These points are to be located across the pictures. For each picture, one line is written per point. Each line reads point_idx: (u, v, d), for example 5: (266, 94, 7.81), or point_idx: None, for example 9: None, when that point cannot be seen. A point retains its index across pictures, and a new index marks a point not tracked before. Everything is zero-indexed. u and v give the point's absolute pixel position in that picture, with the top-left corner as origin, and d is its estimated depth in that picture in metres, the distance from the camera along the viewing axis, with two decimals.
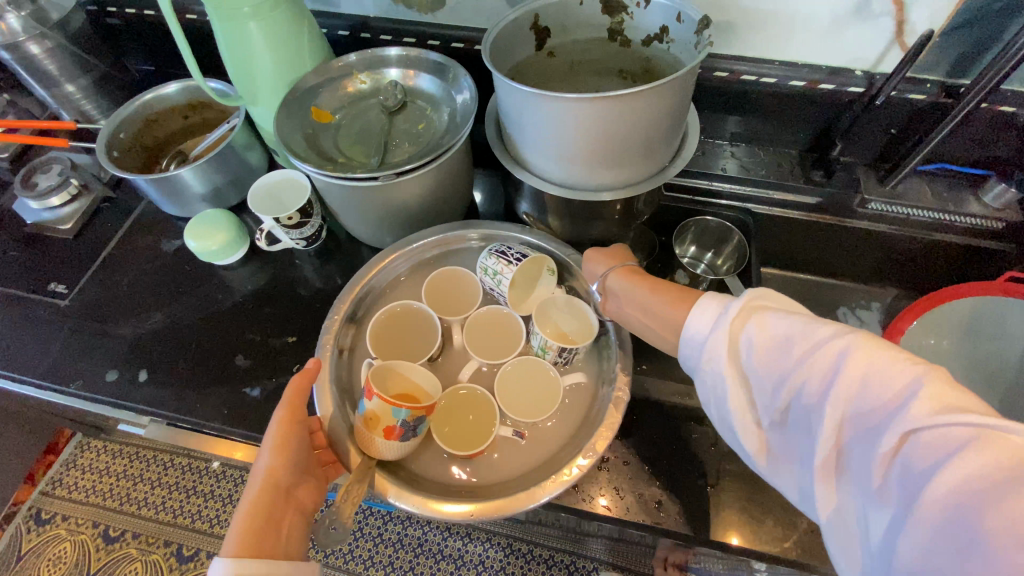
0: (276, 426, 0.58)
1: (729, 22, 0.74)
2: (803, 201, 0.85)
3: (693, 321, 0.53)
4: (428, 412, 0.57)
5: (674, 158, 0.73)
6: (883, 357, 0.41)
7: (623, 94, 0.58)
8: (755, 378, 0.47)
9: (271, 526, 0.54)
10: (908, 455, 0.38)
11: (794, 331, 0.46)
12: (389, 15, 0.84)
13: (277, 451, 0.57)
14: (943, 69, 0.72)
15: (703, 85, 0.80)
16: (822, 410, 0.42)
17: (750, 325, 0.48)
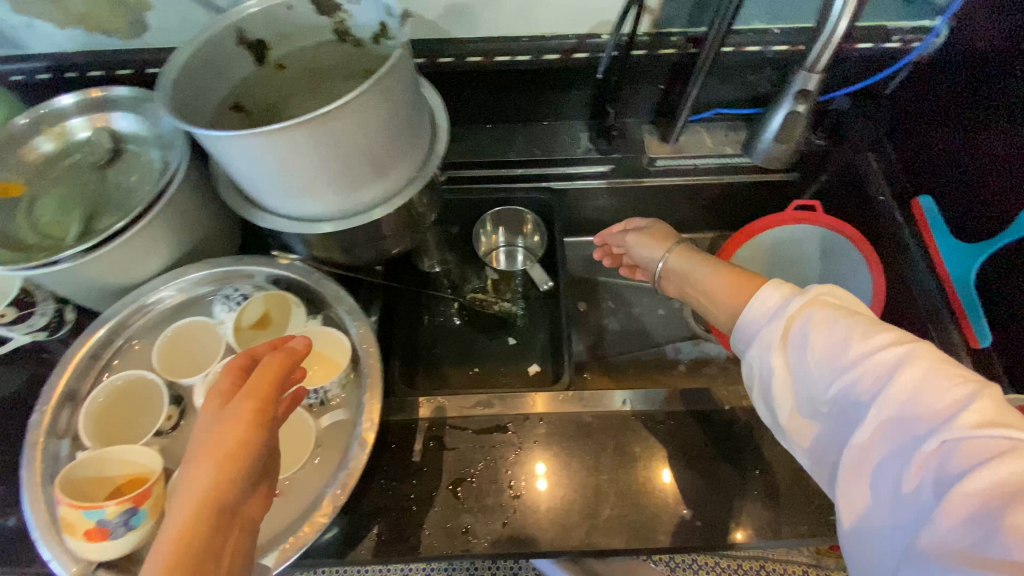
0: (235, 420, 0.43)
1: (464, 4, 0.69)
2: (595, 171, 0.85)
3: (766, 307, 0.53)
4: (145, 498, 0.50)
5: (423, 168, 0.67)
6: (947, 368, 0.42)
7: (296, 122, 0.51)
8: (807, 369, 0.49)
9: (206, 552, 0.38)
10: (945, 457, 0.39)
11: (852, 330, 0.47)
12: (90, 47, 0.72)
13: (220, 455, 0.41)
14: (682, 21, 0.71)
15: (463, 73, 0.75)
16: (870, 407, 0.44)
17: (817, 319, 0.49)
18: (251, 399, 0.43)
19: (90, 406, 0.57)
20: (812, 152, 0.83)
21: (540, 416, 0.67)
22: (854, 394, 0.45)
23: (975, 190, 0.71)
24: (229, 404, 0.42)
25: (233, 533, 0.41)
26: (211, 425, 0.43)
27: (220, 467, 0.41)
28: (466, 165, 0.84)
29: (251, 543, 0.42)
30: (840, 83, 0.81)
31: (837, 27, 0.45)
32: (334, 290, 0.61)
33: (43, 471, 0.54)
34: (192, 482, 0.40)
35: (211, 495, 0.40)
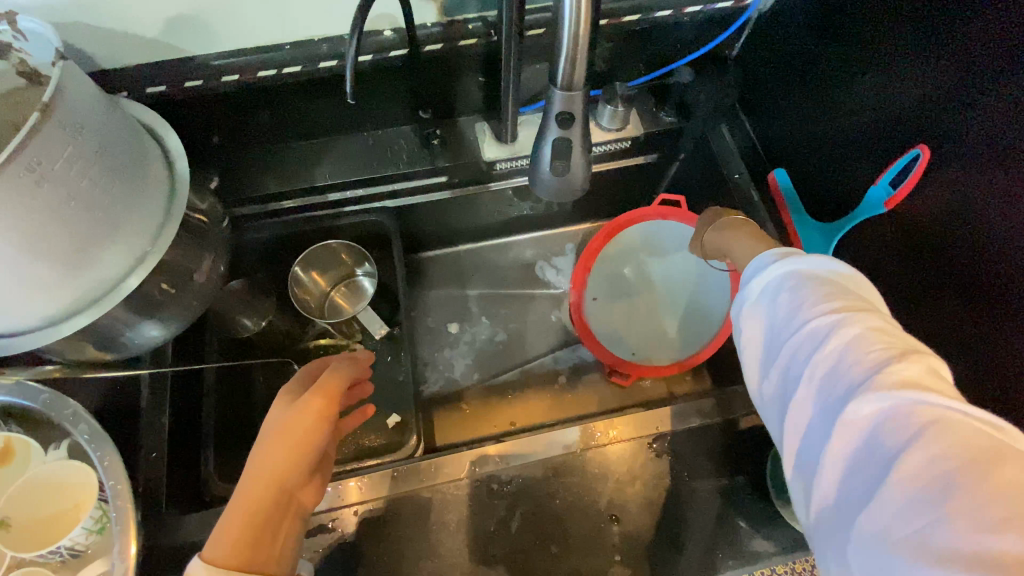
0: (306, 414, 0.51)
1: (188, 15, 0.54)
2: (430, 183, 0.74)
3: (756, 274, 0.49)
4: None
5: (159, 235, 0.52)
6: (883, 333, 0.39)
7: None
8: (771, 335, 0.45)
9: (261, 535, 0.46)
10: (879, 430, 0.36)
11: (813, 296, 0.43)
12: None
13: (292, 442, 0.50)
14: (474, 4, 0.59)
15: (225, 96, 0.61)
16: (813, 375, 0.40)
17: (786, 284, 0.45)
18: (321, 394, 0.52)
19: None
20: (664, 131, 0.74)
21: (371, 502, 0.57)
22: (801, 362, 0.42)
23: (830, 159, 0.63)
24: (301, 398, 0.51)
25: (288, 515, 0.49)
26: (295, 416, 0.50)
27: (281, 455, 0.49)
28: (265, 198, 0.69)
29: (301, 523, 0.51)
30: (681, 50, 0.71)
31: (581, 29, 0.33)
32: (69, 409, 0.49)
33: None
34: (261, 465, 0.48)
35: (270, 477, 0.48)
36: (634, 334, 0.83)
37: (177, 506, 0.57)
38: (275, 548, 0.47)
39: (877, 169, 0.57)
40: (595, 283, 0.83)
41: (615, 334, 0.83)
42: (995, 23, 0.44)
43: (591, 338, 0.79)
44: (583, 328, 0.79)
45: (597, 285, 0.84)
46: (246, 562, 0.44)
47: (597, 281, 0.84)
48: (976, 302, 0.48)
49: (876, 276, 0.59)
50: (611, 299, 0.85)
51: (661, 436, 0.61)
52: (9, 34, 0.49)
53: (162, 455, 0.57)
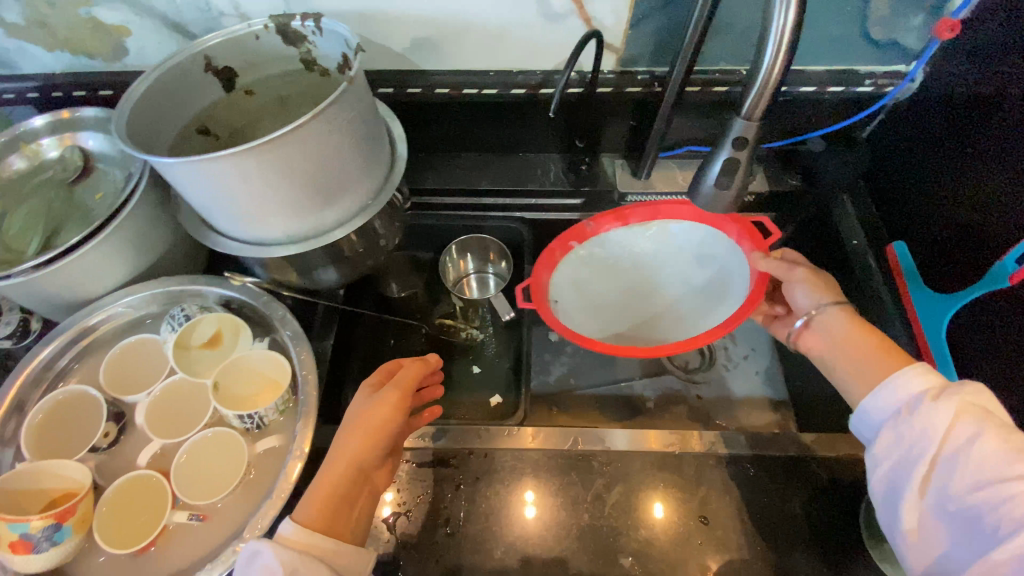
0: (382, 406, 0.55)
1: (429, 37, 0.69)
2: (566, 204, 0.85)
3: (882, 399, 0.48)
4: (67, 516, 0.51)
5: (377, 195, 0.66)
6: None
7: (239, 150, 0.51)
8: (946, 483, 0.43)
9: (341, 507, 0.52)
10: None
11: (1005, 452, 0.41)
12: (78, 69, 0.75)
13: (368, 432, 0.54)
14: (647, 59, 0.71)
15: (429, 104, 0.76)
16: (1013, 537, 0.39)
17: (959, 424, 0.43)
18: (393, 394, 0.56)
19: (27, 427, 0.57)
20: (789, 192, 0.81)
21: (485, 451, 0.65)
22: (991, 518, 0.40)
23: (953, 236, 0.67)
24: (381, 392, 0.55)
25: (356, 504, 0.53)
26: (364, 412, 0.55)
27: (354, 452, 0.54)
28: (435, 191, 0.83)
29: (374, 502, 0.56)
30: (817, 123, 0.80)
31: (772, 73, 0.44)
32: (279, 312, 0.62)
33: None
34: (341, 447, 0.54)
35: (336, 467, 0.53)
36: (637, 324, 0.76)
37: (325, 417, 0.67)
38: (352, 523, 0.52)
39: (999, 252, 0.61)
40: (559, 279, 0.71)
41: (665, 229, 0.72)
42: None
43: (737, 223, 0.67)
44: (592, 228, 0.71)
45: (637, 244, 0.74)
46: (327, 530, 0.51)
47: (715, 249, 0.71)
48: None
49: (999, 347, 0.61)
50: (616, 274, 0.76)
51: (752, 459, 0.65)
52: (311, 27, 0.64)
53: (322, 372, 0.68)
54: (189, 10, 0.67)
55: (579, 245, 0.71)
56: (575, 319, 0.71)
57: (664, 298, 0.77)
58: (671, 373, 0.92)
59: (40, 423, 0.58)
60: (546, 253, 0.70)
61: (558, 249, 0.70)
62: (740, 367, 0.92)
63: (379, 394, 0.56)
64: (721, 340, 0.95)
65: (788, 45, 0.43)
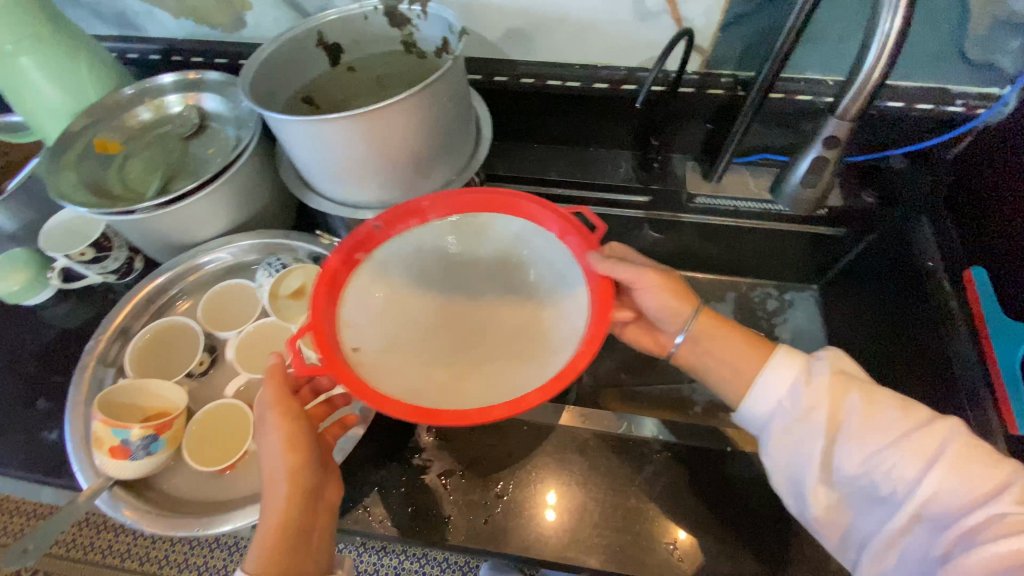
0: (271, 431, 0.51)
1: (523, 28, 0.73)
2: (632, 199, 0.85)
3: (755, 393, 0.55)
4: (165, 430, 0.56)
5: (462, 170, 0.71)
6: (965, 455, 0.45)
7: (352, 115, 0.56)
8: (841, 459, 0.49)
9: (297, 539, 0.48)
10: (975, 534, 0.42)
11: (886, 418, 0.48)
12: (198, 37, 0.82)
13: (296, 453, 0.51)
14: (733, 63, 0.73)
15: (513, 92, 0.79)
16: (905, 495, 0.46)
17: (851, 397, 0.50)
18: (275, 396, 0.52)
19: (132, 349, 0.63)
20: (862, 209, 0.82)
21: (535, 424, 0.69)
22: (884, 481, 0.47)
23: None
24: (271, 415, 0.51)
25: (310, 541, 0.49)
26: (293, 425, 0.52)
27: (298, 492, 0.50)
28: (508, 178, 0.87)
29: (332, 522, 0.52)
30: (897, 141, 0.80)
31: (872, 76, 0.48)
32: None
33: (87, 394, 0.61)
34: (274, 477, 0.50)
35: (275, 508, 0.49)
36: (513, 337, 0.56)
37: None
38: (313, 554, 0.49)
39: None
40: (350, 314, 0.54)
41: (444, 238, 0.61)
42: None
43: (556, 217, 0.58)
44: (382, 231, 0.59)
45: (422, 254, 0.61)
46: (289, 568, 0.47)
47: (545, 254, 0.59)
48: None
49: None
50: (446, 274, 0.61)
51: None
52: (417, 11, 0.69)
53: None
54: None
55: (367, 257, 0.58)
56: (382, 377, 0.51)
57: (489, 300, 0.59)
58: None
59: (143, 347, 0.64)
60: (327, 274, 0.54)
61: (339, 268, 0.55)
62: None
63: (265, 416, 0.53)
64: None
65: (891, 49, 0.46)
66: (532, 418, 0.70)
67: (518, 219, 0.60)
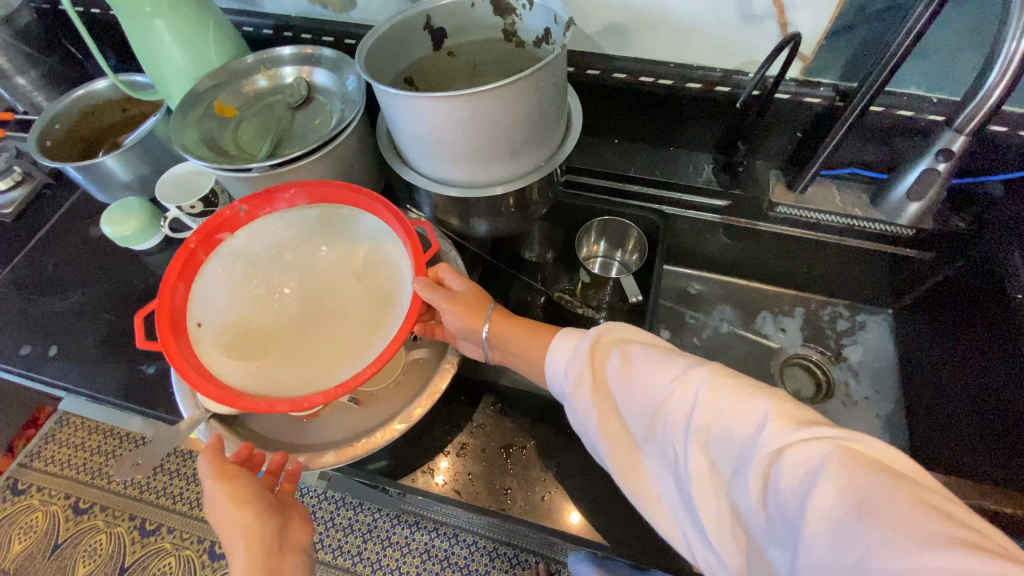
0: (217, 489, 0.51)
1: (623, 24, 0.74)
2: (710, 204, 0.87)
3: (550, 358, 0.58)
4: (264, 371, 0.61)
5: (550, 158, 0.73)
6: (741, 396, 0.45)
7: (462, 94, 0.58)
8: (627, 407, 0.51)
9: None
10: (778, 476, 0.40)
11: (646, 368, 0.51)
12: (309, 14, 0.88)
13: (237, 506, 0.50)
14: (835, 73, 0.72)
15: (603, 87, 0.80)
16: (689, 438, 0.46)
17: (609, 352, 0.54)
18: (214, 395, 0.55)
19: None
20: (954, 235, 0.78)
21: None
22: (672, 427, 0.48)
23: None
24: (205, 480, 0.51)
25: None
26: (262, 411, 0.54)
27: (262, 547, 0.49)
28: (586, 173, 0.89)
29: (304, 556, 0.51)
30: (1002, 166, 0.76)
31: (991, 95, 0.54)
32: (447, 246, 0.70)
33: None
34: (227, 531, 0.49)
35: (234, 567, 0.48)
36: (330, 344, 0.63)
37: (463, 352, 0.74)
38: None
39: None
40: (204, 289, 0.64)
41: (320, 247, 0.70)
42: None
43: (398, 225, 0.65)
44: (248, 216, 0.68)
45: (275, 238, 0.69)
46: None
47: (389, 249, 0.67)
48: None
49: None
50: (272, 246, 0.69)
51: None
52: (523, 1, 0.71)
53: None
54: None
55: (231, 236, 0.68)
56: (215, 350, 0.61)
57: (356, 286, 0.67)
58: None
59: None
60: (187, 254, 0.64)
61: (197, 248, 0.65)
62: (859, 407, 0.89)
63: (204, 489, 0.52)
64: (842, 375, 0.92)
65: (1016, 69, 0.50)
66: None
67: (374, 214, 0.67)
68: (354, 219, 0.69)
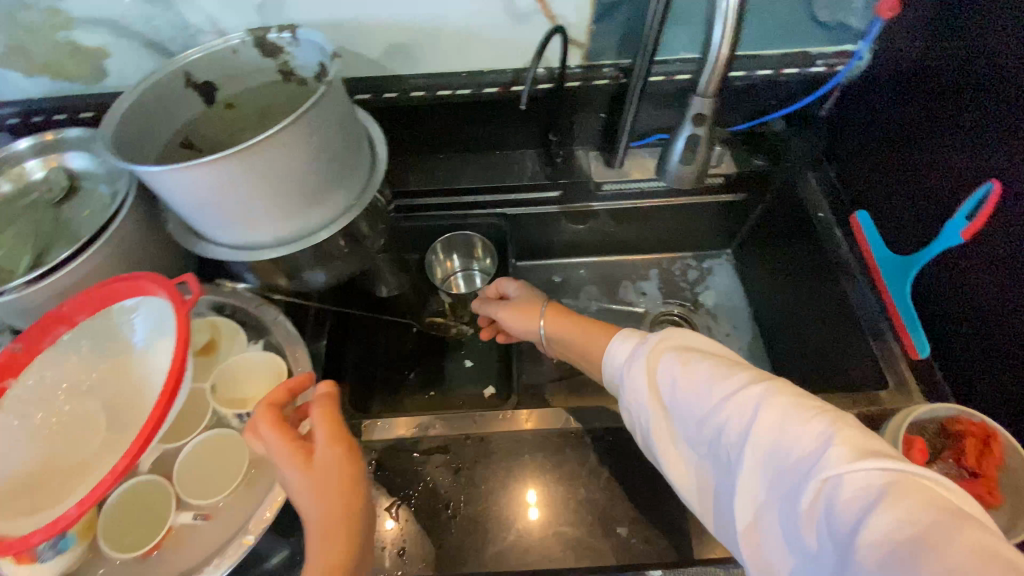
0: (338, 459, 0.47)
1: (403, 43, 0.72)
2: (547, 196, 0.87)
3: (610, 347, 0.60)
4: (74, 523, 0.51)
5: (360, 195, 0.69)
6: (803, 412, 0.43)
7: (226, 156, 0.53)
8: (679, 412, 0.51)
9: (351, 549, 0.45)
10: (831, 499, 0.38)
11: (701, 372, 0.50)
12: (55, 93, 0.76)
13: (325, 484, 0.46)
14: (612, 53, 0.75)
15: (405, 107, 0.79)
16: (739, 450, 0.45)
17: (665, 353, 0.54)
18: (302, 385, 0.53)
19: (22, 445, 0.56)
20: (755, 172, 0.85)
21: (480, 436, 0.67)
22: (722, 437, 0.46)
23: (909, 196, 0.73)
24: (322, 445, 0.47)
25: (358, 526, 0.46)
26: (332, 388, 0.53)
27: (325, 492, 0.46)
28: (417, 193, 0.85)
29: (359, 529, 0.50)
30: (775, 105, 0.84)
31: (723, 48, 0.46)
32: (272, 314, 0.64)
33: None
34: (312, 504, 0.46)
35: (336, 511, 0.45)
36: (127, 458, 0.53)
37: None
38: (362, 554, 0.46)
39: (951, 212, 0.66)
40: None
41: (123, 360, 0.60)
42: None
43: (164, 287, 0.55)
44: (27, 354, 0.57)
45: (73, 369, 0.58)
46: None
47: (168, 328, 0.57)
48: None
49: (962, 293, 0.66)
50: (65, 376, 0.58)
51: None
52: (287, 38, 0.67)
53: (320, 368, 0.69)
54: (166, 29, 0.70)
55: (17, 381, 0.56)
56: None
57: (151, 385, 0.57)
58: None
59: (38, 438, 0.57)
60: None
61: None
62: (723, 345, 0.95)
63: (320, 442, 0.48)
64: (704, 320, 0.98)
65: None
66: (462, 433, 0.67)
67: (156, 300, 0.58)
68: (135, 315, 0.60)
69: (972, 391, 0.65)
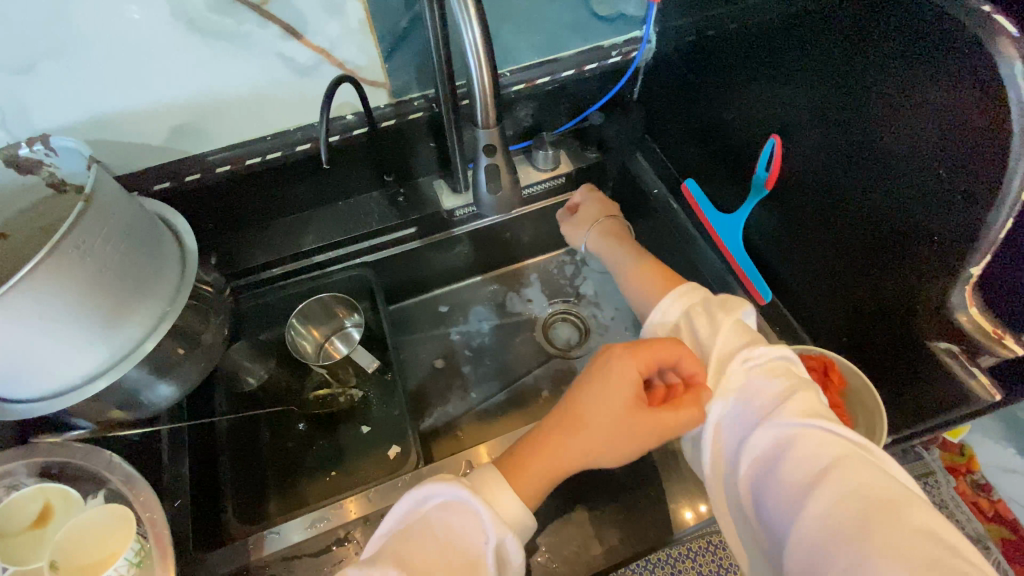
0: (623, 372, 0.56)
1: (187, 123, 0.67)
2: (403, 234, 0.86)
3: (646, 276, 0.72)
4: None
5: (174, 300, 0.62)
6: (786, 381, 0.53)
7: None
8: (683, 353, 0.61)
9: (540, 473, 0.55)
10: (787, 458, 0.48)
11: (710, 324, 0.60)
12: None
13: (615, 395, 0.55)
14: (416, 85, 0.75)
15: (217, 184, 0.73)
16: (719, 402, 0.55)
17: (684, 300, 0.64)
18: (648, 358, 0.56)
19: None
20: (593, 163, 0.89)
21: (381, 511, 0.63)
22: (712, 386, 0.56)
23: (717, 158, 0.79)
24: (621, 364, 0.56)
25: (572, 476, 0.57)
26: (693, 364, 0.56)
27: (529, 453, 0.56)
28: (263, 265, 0.80)
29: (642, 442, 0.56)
30: (591, 99, 0.87)
31: (484, 77, 0.47)
32: (104, 459, 0.56)
33: None
34: (592, 416, 0.55)
35: (601, 461, 0.56)
36: None
37: (203, 545, 0.62)
38: (542, 478, 0.55)
39: (753, 166, 0.73)
40: None
41: None
42: (822, 49, 0.57)
43: None
44: None
45: None
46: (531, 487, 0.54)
47: None
48: (877, 225, 0.58)
49: (777, 238, 0.72)
50: None
51: None
52: (42, 150, 0.60)
53: (185, 494, 0.63)
54: None
55: None
56: None
57: None
58: (555, 357, 0.97)
59: None
60: None
61: None
62: (611, 329, 0.99)
63: (618, 365, 0.56)
64: (589, 309, 1.02)
65: None
66: (357, 515, 0.62)
67: None
68: None
69: (817, 323, 0.71)
